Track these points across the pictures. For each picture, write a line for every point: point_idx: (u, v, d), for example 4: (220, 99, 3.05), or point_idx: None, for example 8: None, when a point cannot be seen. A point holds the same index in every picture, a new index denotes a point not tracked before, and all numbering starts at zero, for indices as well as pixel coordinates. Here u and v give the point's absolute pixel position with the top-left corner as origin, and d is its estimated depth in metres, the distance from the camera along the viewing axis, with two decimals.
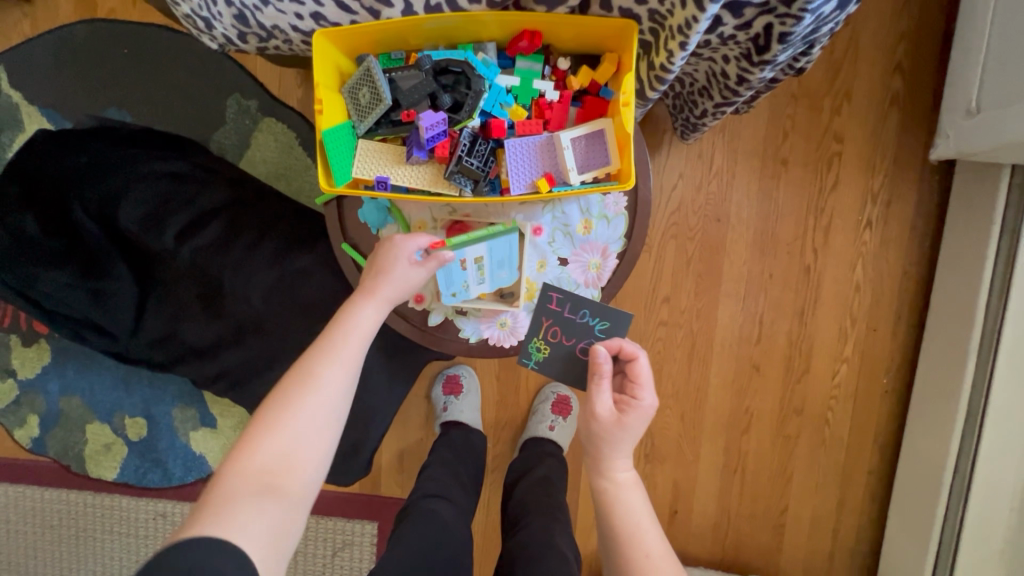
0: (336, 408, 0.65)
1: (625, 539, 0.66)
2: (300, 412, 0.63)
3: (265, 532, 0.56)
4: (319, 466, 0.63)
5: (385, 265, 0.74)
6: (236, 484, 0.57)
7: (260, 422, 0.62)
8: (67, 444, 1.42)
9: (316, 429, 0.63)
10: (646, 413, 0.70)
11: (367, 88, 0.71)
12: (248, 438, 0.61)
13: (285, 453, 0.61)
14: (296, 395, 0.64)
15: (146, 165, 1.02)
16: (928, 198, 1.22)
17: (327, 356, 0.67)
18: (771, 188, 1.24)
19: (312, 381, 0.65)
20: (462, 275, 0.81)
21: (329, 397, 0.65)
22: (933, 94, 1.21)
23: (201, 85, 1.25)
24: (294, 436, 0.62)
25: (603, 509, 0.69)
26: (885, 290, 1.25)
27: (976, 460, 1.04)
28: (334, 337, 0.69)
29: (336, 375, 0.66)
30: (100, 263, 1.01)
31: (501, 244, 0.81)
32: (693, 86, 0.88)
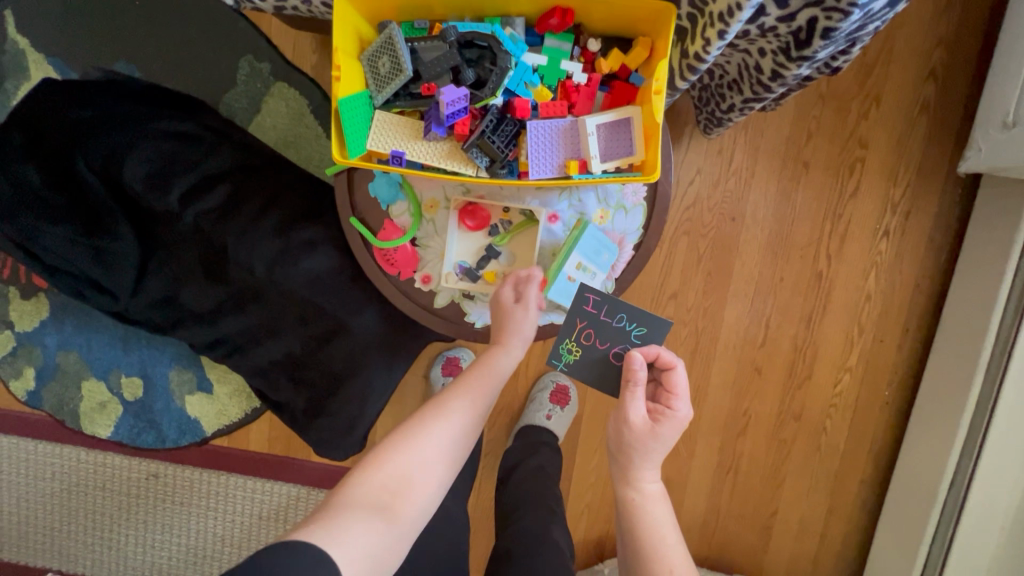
0: (451, 448, 0.71)
1: (649, 545, 0.69)
2: (422, 444, 0.69)
3: (370, 551, 0.59)
4: (427, 503, 0.67)
5: (507, 319, 0.80)
6: (356, 497, 0.62)
7: (387, 445, 0.68)
8: (63, 399, 1.42)
9: (432, 467, 0.68)
10: (679, 424, 0.73)
11: (387, 57, 0.69)
12: (375, 455, 0.67)
13: (404, 475, 0.66)
14: (420, 428, 0.70)
15: (153, 124, 1.00)
16: (949, 212, 1.20)
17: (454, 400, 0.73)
18: (790, 190, 1.21)
19: (436, 420, 0.71)
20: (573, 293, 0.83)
21: (446, 437, 0.71)
22: (965, 103, 1.17)
23: (214, 44, 1.22)
24: (415, 465, 0.67)
25: (629, 514, 0.72)
26: (896, 302, 1.23)
27: (974, 479, 1.03)
28: (462, 387, 0.76)
29: (458, 421, 0.72)
30: (102, 220, 0.99)
31: (580, 245, 0.81)
32: (723, 78, 0.85)
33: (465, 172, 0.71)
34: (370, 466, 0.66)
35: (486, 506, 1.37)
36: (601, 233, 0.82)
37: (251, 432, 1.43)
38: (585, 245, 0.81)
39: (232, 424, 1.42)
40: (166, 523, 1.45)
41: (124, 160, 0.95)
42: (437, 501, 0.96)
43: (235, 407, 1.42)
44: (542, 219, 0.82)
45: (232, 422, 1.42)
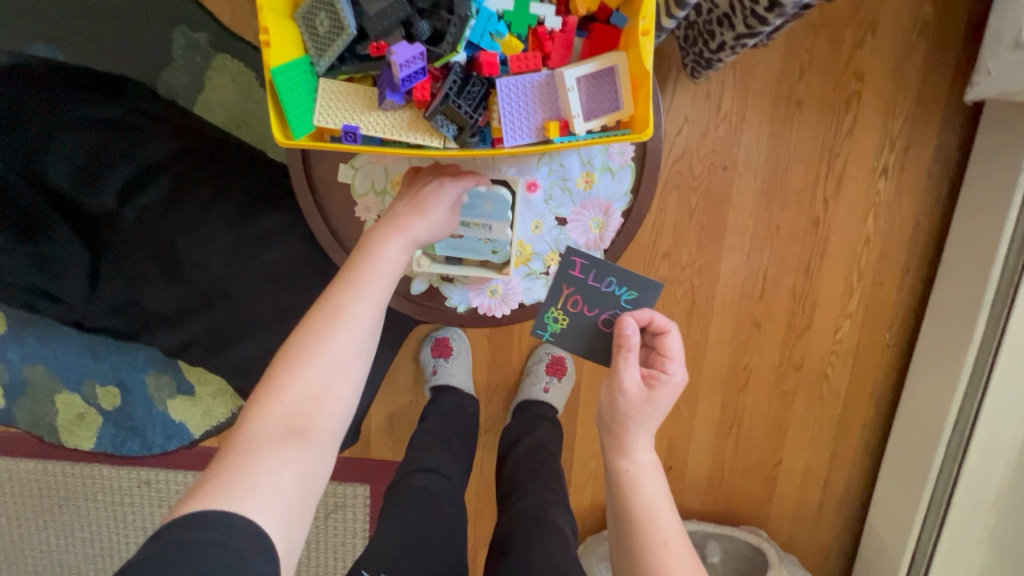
0: (363, 348, 0.62)
1: (644, 518, 0.63)
2: (330, 345, 0.59)
3: (287, 481, 0.54)
4: (340, 421, 0.60)
5: (427, 202, 0.68)
6: (263, 428, 0.55)
7: (290, 360, 0.58)
8: (37, 414, 1.34)
9: (349, 362, 0.60)
10: (676, 389, 0.66)
11: (325, 15, 0.62)
12: (268, 385, 0.58)
13: (300, 405, 0.57)
14: (324, 330, 0.60)
15: (76, 110, 0.90)
16: (949, 143, 1.13)
17: (352, 289, 0.62)
18: (783, 132, 1.14)
19: (322, 331, 0.60)
20: (471, 255, 0.80)
21: (355, 328, 0.61)
22: (968, 22, 1.09)
23: (142, 15, 1.08)
24: (323, 382, 0.58)
25: (620, 478, 0.66)
26: (895, 243, 1.19)
27: (978, 419, 1.02)
28: (347, 286, 0.62)
29: (350, 323, 0.61)
30: (35, 226, 0.89)
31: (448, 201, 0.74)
32: (713, 12, 0.77)
33: (430, 144, 0.66)
34: (261, 407, 0.57)
35: (491, 481, 1.36)
36: (550, 195, 0.78)
37: None
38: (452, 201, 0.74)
39: (219, 425, 1.36)
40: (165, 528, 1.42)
41: (45, 157, 0.87)
42: (436, 491, 0.93)
43: (219, 407, 1.36)
44: (520, 187, 0.77)
45: (219, 422, 1.36)
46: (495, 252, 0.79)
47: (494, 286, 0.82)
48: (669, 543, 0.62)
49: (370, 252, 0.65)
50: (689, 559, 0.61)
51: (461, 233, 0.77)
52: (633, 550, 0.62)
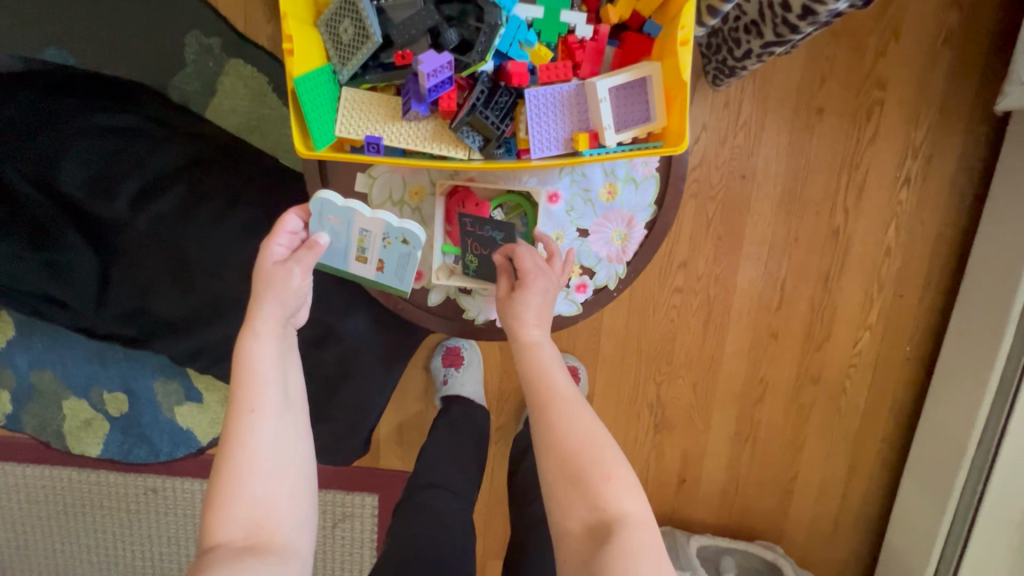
0: (287, 435, 0.61)
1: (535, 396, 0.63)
2: (254, 451, 0.58)
3: None
4: (299, 517, 0.59)
5: (279, 282, 0.64)
6: (219, 556, 0.54)
7: (222, 482, 0.57)
8: (44, 420, 1.33)
9: (277, 456, 0.59)
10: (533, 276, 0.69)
11: (349, 21, 0.62)
12: (210, 520, 0.56)
13: (249, 517, 0.56)
14: (241, 441, 0.58)
15: (85, 119, 0.89)
16: (974, 154, 1.11)
17: (247, 393, 0.59)
18: (803, 140, 1.12)
19: (240, 437, 0.58)
20: (406, 263, 0.74)
21: (269, 423, 0.59)
22: (994, 30, 1.06)
23: (155, 19, 1.07)
24: (262, 484, 0.58)
25: (520, 362, 0.65)
26: (917, 254, 1.17)
27: (1004, 437, 1.00)
28: (241, 380, 0.60)
29: (261, 418, 0.59)
30: (50, 232, 0.88)
31: (337, 257, 0.74)
32: (740, 19, 0.76)
33: (455, 155, 0.66)
34: (212, 533, 0.56)
35: (500, 492, 1.34)
36: (569, 207, 0.77)
37: None
38: (336, 253, 0.74)
39: None
40: (171, 535, 1.41)
41: (57, 166, 0.86)
42: (448, 505, 0.91)
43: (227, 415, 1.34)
44: (542, 198, 0.76)
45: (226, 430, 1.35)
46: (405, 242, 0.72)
47: None
48: (569, 414, 0.61)
49: (247, 338, 0.61)
50: (591, 425, 0.60)
51: (380, 258, 0.74)
52: (537, 426, 0.61)
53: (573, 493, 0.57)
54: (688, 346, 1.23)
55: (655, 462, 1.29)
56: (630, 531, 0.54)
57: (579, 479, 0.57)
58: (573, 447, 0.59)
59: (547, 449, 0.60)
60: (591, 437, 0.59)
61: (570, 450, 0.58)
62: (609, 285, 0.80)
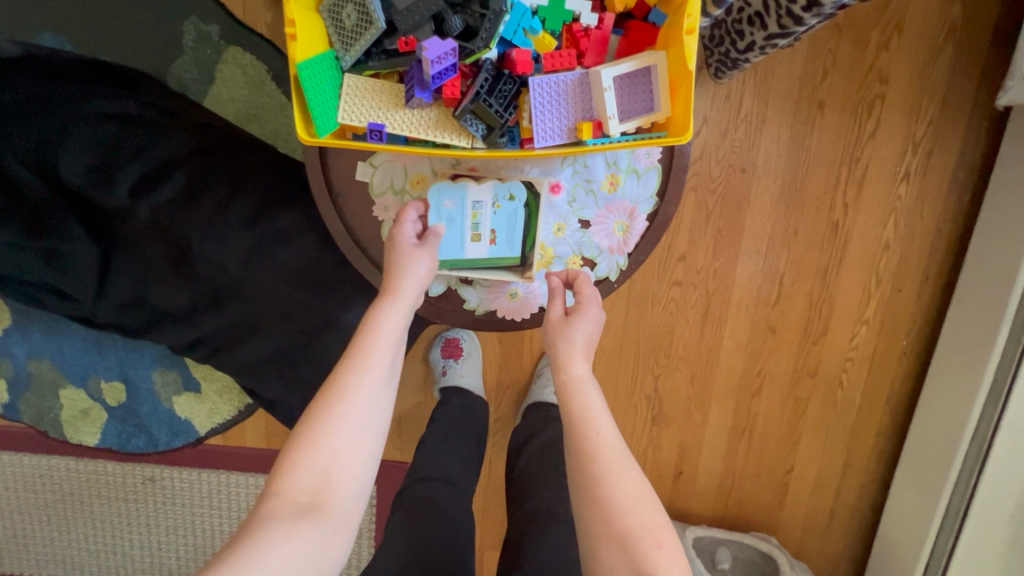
0: (379, 409, 0.63)
1: (577, 426, 0.64)
2: (347, 412, 0.60)
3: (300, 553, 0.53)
4: (358, 494, 0.60)
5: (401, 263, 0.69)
6: (281, 500, 0.56)
7: (308, 431, 0.59)
8: (42, 410, 1.33)
9: (365, 428, 0.61)
10: (590, 319, 0.72)
11: (352, 7, 0.62)
12: (283, 463, 0.58)
13: (323, 474, 0.58)
14: (338, 398, 0.61)
15: (89, 106, 0.88)
16: (974, 150, 1.11)
17: (357, 361, 0.63)
18: (804, 134, 1.12)
19: (347, 390, 0.61)
20: (519, 222, 0.76)
21: (370, 394, 0.62)
22: (996, 26, 1.06)
23: (152, 5, 1.06)
24: (344, 447, 0.59)
25: (565, 400, 0.66)
26: (915, 249, 1.17)
27: (998, 431, 1.01)
28: (357, 348, 0.64)
29: (373, 382, 0.62)
30: (48, 220, 0.88)
31: (454, 246, 0.75)
32: (743, 11, 0.76)
33: (458, 143, 0.66)
34: (284, 475, 0.57)
35: (498, 483, 1.34)
36: (569, 197, 0.78)
37: (246, 429, 1.37)
38: (453, 243, 0.75)
39: (225, 423, 1.35)
40: (170, 525, 1.41)
41: (58, 154, 0.85)
42: (447, 495, 0.91)
43: (226, 405, 1.34)
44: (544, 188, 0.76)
45: (224, 420, 1.35)
46: (514, 199, 0.75)
47: (514, 289, 0.81)
48: (616, 467, 0.61)
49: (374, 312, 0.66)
50: (638, 483, 0.61)
51: (492, 230, 0.76)
52: (581, 476, 0.62)
53: (617, 551, 0.57)
54: (686, 339, 1.23)
55: (652, 454, 1.30)
56: None
57: (626, 538, 0.57)
58: (623, 502, 0.59)
59: (591, 504, 0.60)
60: (636, 496, 0.60)
61: (614, 502, 0.59)
62: (611, 277, 0.80)
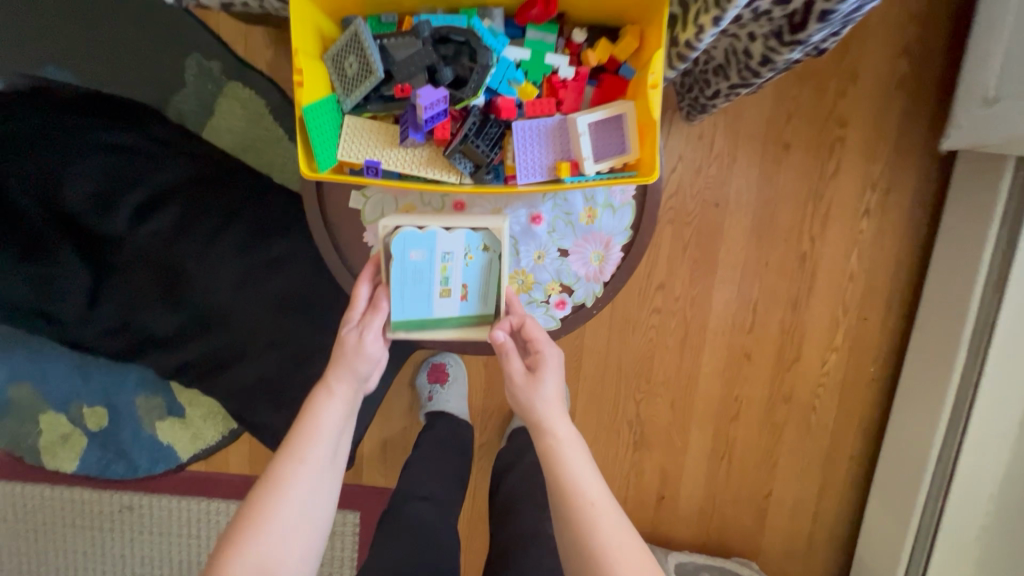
0: (318, 497, 0.62)
1: (563, 494, 0.61)
2: (286, 502, 0.60)
3: None
4: (310, 552, 0.60)
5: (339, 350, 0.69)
6: None
7: (247, 523, 0.58)
8: (20, 435, 1.31)
9: (304, 517, 0.60)
10: (556, 363, 0.70)
11: (354, 57, 0.68)
12: (221, 558, 0.57)
13: (263, 566, 0.57)
14: (278, 489, 0.60)
15: (87, 136, 0.91)
16: (927, 189, 1.20)
17: (296, 450, 0.62)
18: (772, 172, 1.20)
19: (284, 480, 0.61)
20: (490, 275, 0.77)
21: (310, 483, 0.62)
22: (941, 77, 1.16)
23: (157, 42, 1.12)
24: (282, 536, 0.59)
25: (550, 466, 0.63)
26: (878, 280, 1.24)
27: (960, 453, 1.06)
28: (298, 434, 0.64)
29: (309, 471, 0.62)
30: (43, 247, 0.91)
31: (422, 303, 0.76)
32: (709, 64, 0.84)
33: (448, 179, 0.72)
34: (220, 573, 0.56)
35: (483, 509, 1.35)
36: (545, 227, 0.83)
37: (230, 455, 1.36)
38: (421, 301, 0.76)
39: (208, 448, 1.34)
40: (146, 556, 1.38)
41: (58, 182, 0.88)
42: (433, 513, 0.93)
43: (210, 430, 1.34)
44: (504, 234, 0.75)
45: (208, 446, 1.35)
46: (488, 250, 0.76)
47: None
48: (609, 531, 0.59)
49: (320, 395, 0.66)
50: (634, 544, 0.59)
51: (462, 284, 0.77)
52: (573, 547, 0.60)
53: None
54: (666, 365, 1.27)
55: (634, 479, 1.32)
56: None
57: None
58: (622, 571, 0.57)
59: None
60: (634, 562, 0.58)
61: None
62: (587, 303, 0.85)
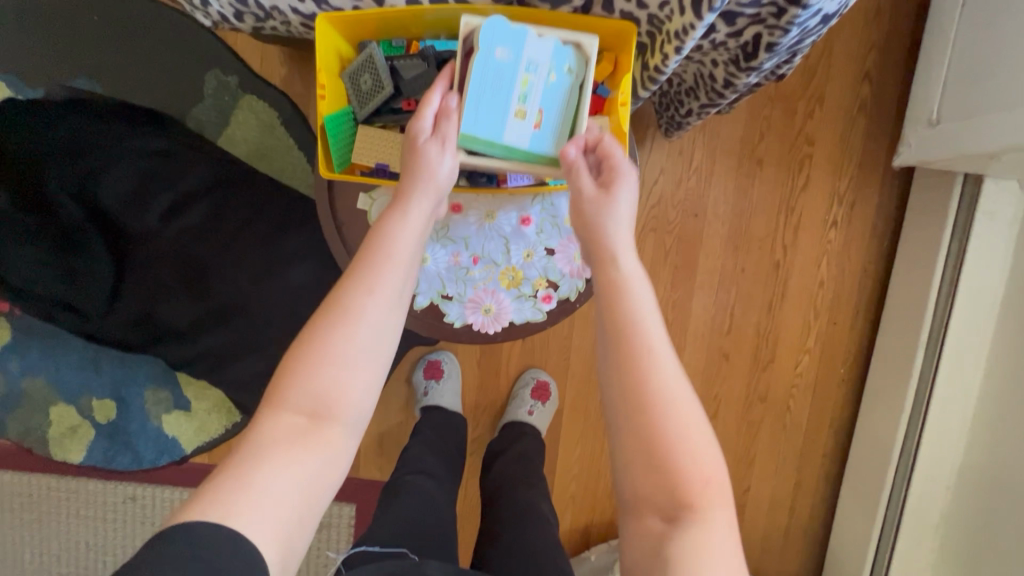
0: (386, 329, 0.60)
1: (631, 330, 0.59)
2: (352, 330, 0.58)
3: (292, 488, 0.54)
4: (372, 387, 0.60)
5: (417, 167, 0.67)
6: (277, 425, 0.56)
7: (310, 337, 0.58)
8: (30, 426, 1.36)
9: (373, 348, 0.59)
10: (631, 182, 0.66)
11: (368, 74, 0.77)
12: (285, 374, 0.58)
13: (322, 398, 0.57)
14: (342, 309, 0.59)
15: (132, 140, 1.02)
16: (889, 203, 1.30)
17: (363, 285, 0.60)
18: (747, 185, 1.29)
19: (350, 309, 0.59)
20: (571, 100, 0.75)
21: (378, 316, 0.60)
22: (899, 101, 1.27)
23: (179, 57, 1.21)
24: (352, 364, 0.58)
25: (612, 297, 0.61)
26: (846, 287, 1.33)
27: (921, 444, 1.15)
28: (368, 259, 0.61)
29: (376, 308, 0.59)
30: (78, 240, 0.98)
31: (498, 110, 0.73)
32: (681, 85, 0.94)
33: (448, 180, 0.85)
34: (283, 395, 0.57)
35: (474, 502, 1.41)
36: (532, 227, 0.92)
37: None
38: (497, 116, 0.73)
39: (212, 441, 1.40)
40: None
41: (98, 181, 0.96)
42: (430, 493, 1.00)
43: (214, 423, 1.40)
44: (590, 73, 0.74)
45: (212, 438, 1.40)
46: (572, 74, 0.74)
47: (487, 305, 0.92)
48: (670, 381, 0.58)
49: (393, 218, 0.64)
50: (691, 399, 0.59)
51: (539, 109, 0.75)
52: (630, 382, 0.58)
53: (658, 472, 0.57)
54: None
55: None
56: (703, 528, 0.55)
57: (673, 462, 0.57)
58: (674, 425, 0.57)
59: (649, 422, 0.57)
60: (688, 420, 0.58)
61: (680, 495, 0.56)
62: (571, 297, 0.93)
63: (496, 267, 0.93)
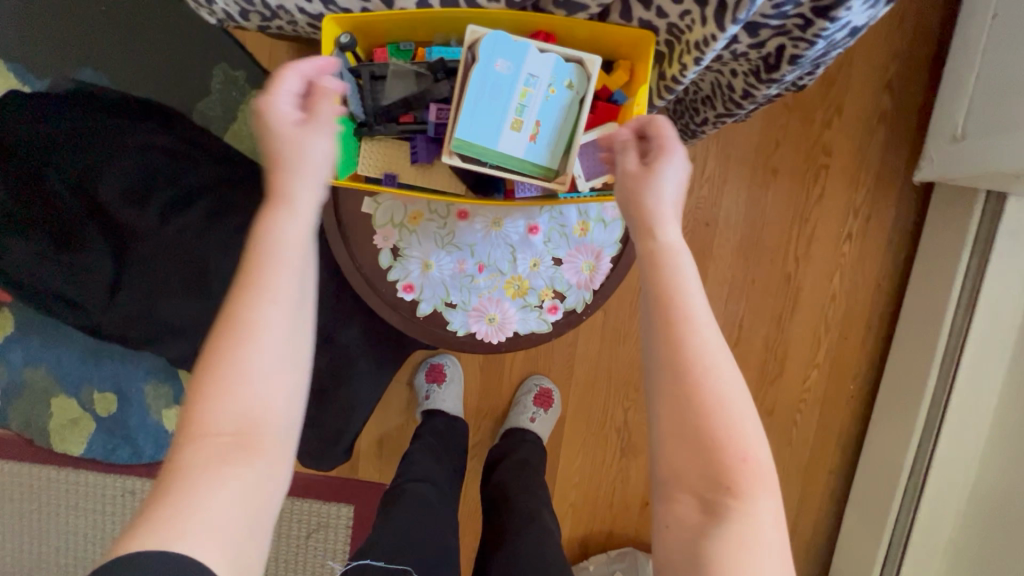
0: (298, 328, 0.51)
1: (675, 310, 0.51)
2: (258, 336, 0.49)
3: (229, 511, 0.46)
4: (298, 382, 0.52)
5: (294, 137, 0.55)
6: (192, 455, 0.47)
7: (212, 358, 0.49)
8: (31, 417, 1.36)
9: (285, 347, 0.50)
10: (681, 164, 0.58)
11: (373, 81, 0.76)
12: (192, 403, 0.48)
13: (242, 413, 0.48)
14: (239, 321, 0.49)
15: (130, 137, 1.00)
16: (906, 217, 1.27)
17: (256, 285, 0.50)
18: (760, 195, 1.27)
19: (248, 320, 0.49)
20: (567, 119, 0.75)
21: (280, 313, 0.50)
22: (920, 113, 1.24)
23: (186, 51, 1.19)
24: (268, 372, 0.49)
25: (654, 272, 0.53)
26: (858, 301, 1.30)
27: (931, 466, 1.12)
28: (255, 261, 0.51)
29: (274, 308, 0.50)
30: (78, 233, 0.99)
31: (493, 119, 0.73)
32: (697, 94, 0.91)
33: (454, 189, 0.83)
34: (198, 422, 0.48)
35: (473, 508, 1.39)
36: (539, 236, 0.91)
37: None
38: (492, 125, 0.73)
39: None
40: None
41: (98, 178, 0.97)
42: (429, 502, 0.98)
43: None
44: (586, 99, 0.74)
45: None
46: (572, 88, 0.75)
47: (492, 314, 0.90)
48: (716, 365, 0.51)
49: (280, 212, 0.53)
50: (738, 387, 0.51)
51: (536, 123, 0.74)
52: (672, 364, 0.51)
53: (694, 454, 0.50)
54: None
55: (620, 484, 1.37)
56: (750, 527, 0.48)
57: (715, 451, 0.50)
58: (714, 407, 0.50)
59: (688, 402, 0.50)
60: (734, 407, 0.50)
61: (722, 483, 0.49)
62: (577, 308, 0.91)
63: (501, 275, 0.91)
